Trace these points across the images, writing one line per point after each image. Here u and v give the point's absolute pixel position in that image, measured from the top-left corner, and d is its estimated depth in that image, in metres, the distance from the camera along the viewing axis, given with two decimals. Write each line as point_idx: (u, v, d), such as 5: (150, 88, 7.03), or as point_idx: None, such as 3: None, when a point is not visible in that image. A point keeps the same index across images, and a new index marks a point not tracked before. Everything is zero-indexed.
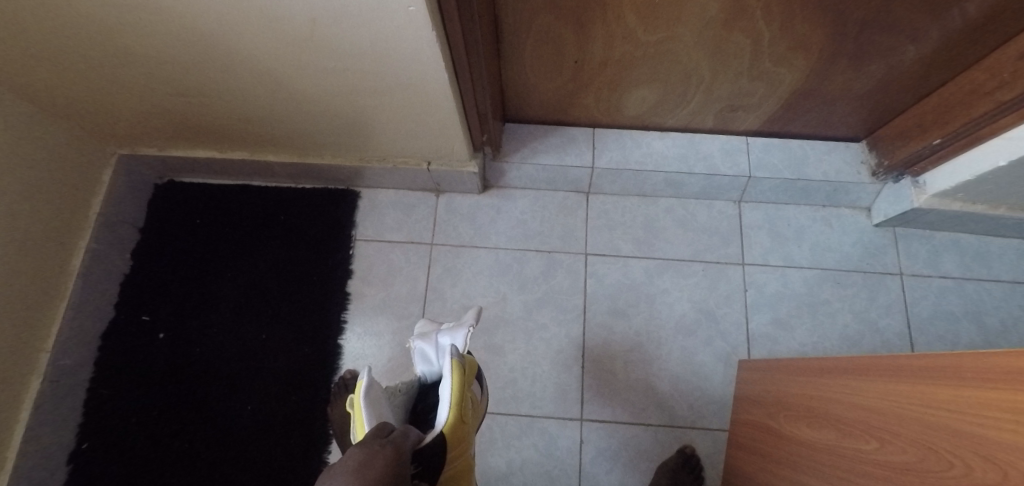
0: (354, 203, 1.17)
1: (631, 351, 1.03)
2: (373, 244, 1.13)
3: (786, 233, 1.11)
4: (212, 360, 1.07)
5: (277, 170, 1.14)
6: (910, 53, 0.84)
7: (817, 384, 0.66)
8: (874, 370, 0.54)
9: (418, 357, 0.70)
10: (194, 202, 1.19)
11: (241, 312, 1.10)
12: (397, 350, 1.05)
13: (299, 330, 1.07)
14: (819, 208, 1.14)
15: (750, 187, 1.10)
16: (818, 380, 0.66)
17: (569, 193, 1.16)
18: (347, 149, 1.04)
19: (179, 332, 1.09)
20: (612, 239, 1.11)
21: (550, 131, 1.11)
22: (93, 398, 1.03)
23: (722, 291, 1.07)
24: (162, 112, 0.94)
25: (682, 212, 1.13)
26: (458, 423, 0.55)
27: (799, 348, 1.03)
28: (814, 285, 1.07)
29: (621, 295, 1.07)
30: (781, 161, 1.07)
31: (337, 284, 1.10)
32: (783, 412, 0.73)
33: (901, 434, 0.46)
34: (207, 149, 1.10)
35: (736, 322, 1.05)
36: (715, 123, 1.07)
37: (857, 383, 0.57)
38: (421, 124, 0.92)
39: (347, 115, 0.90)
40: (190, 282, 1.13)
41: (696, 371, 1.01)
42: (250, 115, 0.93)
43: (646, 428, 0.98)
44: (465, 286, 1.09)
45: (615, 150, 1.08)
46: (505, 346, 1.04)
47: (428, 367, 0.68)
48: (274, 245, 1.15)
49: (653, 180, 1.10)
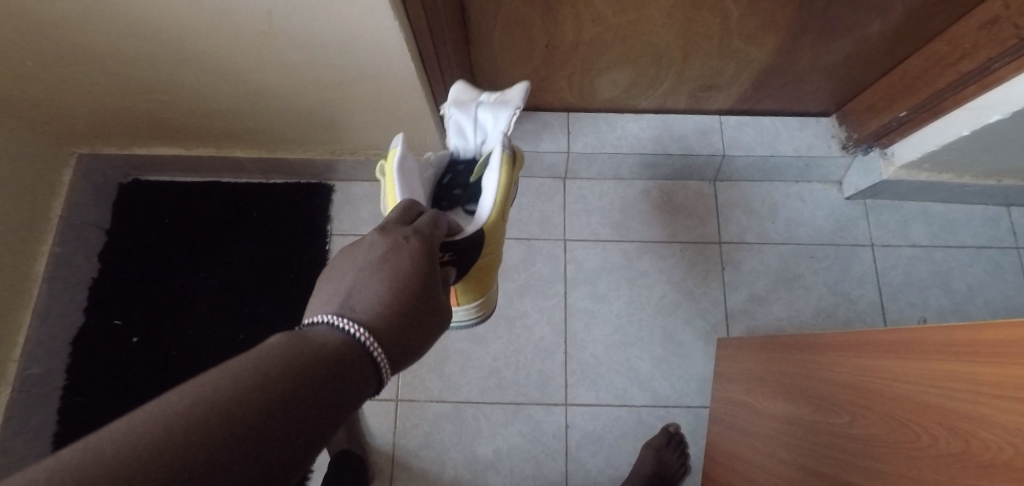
0: (328, 197, 1.14)
1: (613, 334, 1.04)
2: (350, 238, 1.11)
3: (761, 210, 1.13)
4: (189, 362, 1.05)
5: (247, 166, 1.11)
6: (878, 27, 0.84)
7: (791, 359, 0.67)
8: (845, 344, 0.55)
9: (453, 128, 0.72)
10: (160, 202, 1.15)
11: (217, 312, 1.08)
12: None
13: (277, 328, 1.05)
14: (793, 183, 1.15)
15: (724, 166, 1.10)
16: (791, 355, 0.68)
17: (546, 178, 1.15)
18: (318, 142, 1.01)
19: (154, 336, 1.06)
20: (591, 223, 1.11)
21: (524, 116, 1.09)
22: (66, 407, 1.00)
23: (700, 270, 1.08)
24: (122, 110, 0.90)
25: (659, 194, 1.14)
26: (500, 211, 0.64)
27: (776, 322, 1.05)
28: (789, 260, 1.09)
29: (601, 279, 1.07)
30: (754, 138, 1.08)
31: (315, 279, 1.08)
32: (760, 387, 0.74)
33: (871, 407, 0.48)
34: (171, 147, 1.06)
35: (714, 300, 1.06)
36: (688, 103, 1.07)
37: (829, 358, 0.58)
38: (393, 115, 0.90)
39: (315, 108, 0.87)
40: (162, 284, 1.10)
41: (677, 351, 1.03)
42: (214, 111, 0.90)
43: (630, 409, 1.00)
44: None
45: (590, 133, 1.08)
46: (488, 335, 1.04)
47: (462, 141, 0.71)
48: (247, 243, 1.12)
49: (629, 162, 1.10)
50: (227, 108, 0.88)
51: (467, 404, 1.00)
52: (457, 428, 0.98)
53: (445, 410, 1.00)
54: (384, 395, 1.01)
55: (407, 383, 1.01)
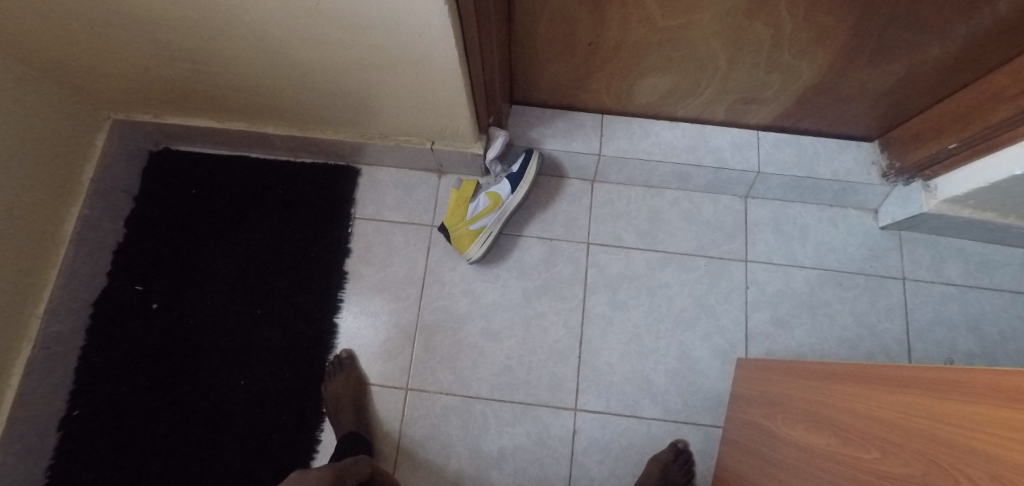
0: (355, 180, 1.14)
1: (628, 343, 1.02)
2: (372, 223, 1.11)
3: (791, 232, 1.10)
4: (205, 333, 1.06)
5: (277, 143, 1.11)
6: (935, 52, 0.81)
7: (819, 389, 0.65)
8: (881, 379, 0.53)
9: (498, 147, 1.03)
10: (190, 173, 1.16)
11: (235, 286, 1.09)
12: (392, 331, 1.04)
13: (294, 307, 1.06)
14: (826, 207, 1.12)
15: (758, 183, 1.08)
16: (820, 384, 0.66)
17: (574, 180, 1.13)
18: (349, 125, 1.01)
19: (173, 304, 1.08)
20: (615, 229, 1.09)
21: (558, 115, 1.08)
22: (84, 367, 1.02)
23: (724, 287, 1.06)
24: (160, 77, 0.91)
25: (688, 205, 1.11)
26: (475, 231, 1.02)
27: (797, 348, 1.03)
28: (816, 286, 1.06)
29: (622, 287, 1.06)
30: (791, 158, 1.06)
31: (335, 261, 1.08)
32: (780, 414, 0.72)
33: (905, 447, 0.46)
34: (204, 118, 1.07)
35: (736, 319, 1.04)
36: (727, 115, 1.05)
37: (862, 391, 0.56)
38: (428, 102, 0.89)
39: (351, 90, 0.87)
40: (184, 254, 1.11)
41: (692, 366, 1.01)
42: (249, 86, 0.91)
43: (640, 421, 0.98)
44: (465, 270, 1.07)
45: (623, 138, 1.06)
46: (502, 333, 1.03)
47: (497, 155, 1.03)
48: (271, 220, 1.13)
49: (661, 170, 1.07)
50: (263, 83, 0.88)
51: (476, 400, 0.99)
52: (464, 422, 0.98)
53: (454, 403, 0.99)
54: (395, 383, 1.01)
55: (418, 373, 1.01)
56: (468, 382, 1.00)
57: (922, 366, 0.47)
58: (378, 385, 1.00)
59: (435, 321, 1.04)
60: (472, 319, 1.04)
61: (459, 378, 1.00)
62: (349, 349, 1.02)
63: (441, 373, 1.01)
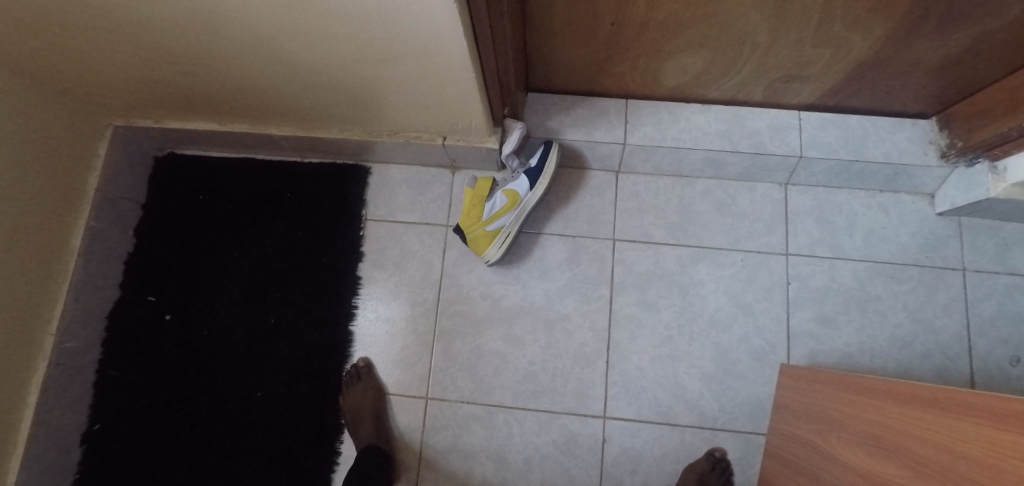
0: (364, 179, 1.09)
1: (660, 346, 0.96)
2: (385, 224, 1.06)
3: (837, 221, 1.01)
4: (219, 345, 1.03)
5: (282, 143, 1.06)
6: (1015, 16, 0.70)
7: (883, 410, 0.58)
8: (950, 405, 0.46)
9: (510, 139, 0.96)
10: (197, 178, 1.13)
11: (246, 294, 1.05)
12: (410, 337, 1.00)
13: (307, 315, 1.02)
14: (876, 193, 1.02)
15: (799, 169, 0.99)
16: (884, 404, 0.59)
17: (597, 171, 1.06)
18: (355, 122, 0.95)
19: (186, 315, 1.06)
20: (643, 224, 1.02)
21: (579, 102, 1.00)
22: (102, 380, 1.02)
23: (762, 283, 0.98)
24: (155, 81, 0.86)
25: (722, 195, 1.03)
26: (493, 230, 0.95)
27: (843, 348, 0.95)
28: (865, 279, 0.98)
29: (651, 286, 0.99)
30: (836, 139, 0.96)
31: (347, 267, 1.04)
32: (832, 433, 0.66)
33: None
34: (205, 121, 1.02)
35: (776, 318, 0.97)
36: (765, 95, 0.96)
37: (931, 416, 0.49)
38: (437, 96, 0.82)
39: (354, 87, 0.81)
40: (194, 262, 1.09)
41: (729, 370, 0.95)
42: (245, 87, 0.85)
43: (673, 428, 0.93)
44: (483, 272, 1.01)
45: (650, 124, 0.98)
46: (524, 337, 0.97)
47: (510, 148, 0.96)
48: (279, 224, 1.08)
49: (692, 158, 0.99)
50: (260, 83, 0.83)
51: (499, 409, 0.94)
52: (488, 432, 0.94)
53: (476, 412, 0.95)
54: (414, 392, 0.97)
55: (437, 382, 0.97)
56: (490, 390, 0.95)
57: (997, 394, 0.40)
58: (397, 395, 0.96)
59: (454, 327, 0.99)
60: (492, 323, 0.99)
61: (481, 386, 0.96)
62: (366, 358, 0.99)
63: (462, 381, 0.96)
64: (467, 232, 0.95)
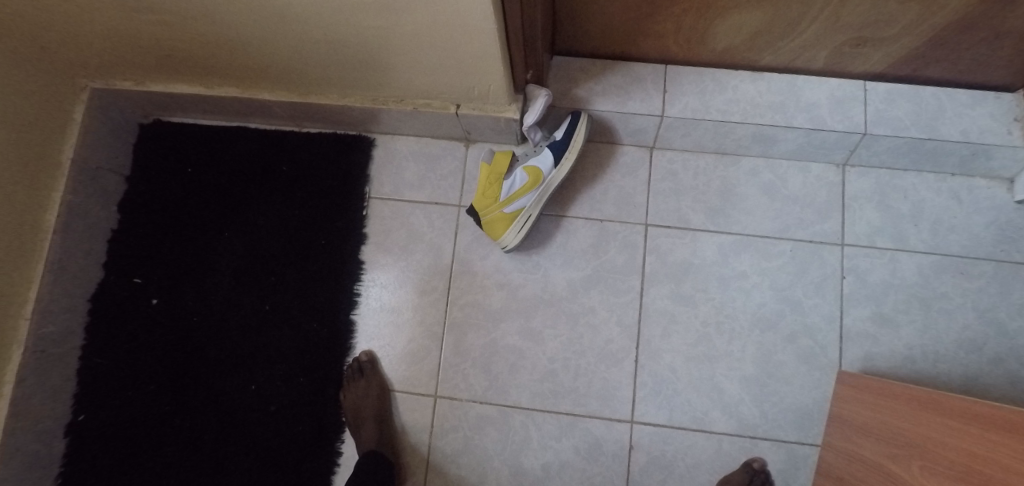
0: (368, 152, 0.98)
1: (695, 345, 0.86)
2: (390, 203, 0.96)
3: (900, 208, 0.89)
4: (210, 332, 0.95)
5: (276, 111, 0.95)
6: None
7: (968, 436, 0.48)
8: None
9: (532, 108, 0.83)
10: (185, 149, 1.03)
11: (239, 277, 0.96)
12: (417, 329, 0.90)
13: (306, 303, 0.93)
14: (947, 176, 0.90)
15: (862, 147, 0.86)
16: (961, 425, 0.49)
17: (628, 147, 0.94)
18: (356, 86, 0.84)
19: (174, 299, 0.97)
20: (679, 207, 0.91)
21: (611, 67, 0.87)
22: (86, 368, 0.95)
23: (814, 277, 0.87)
24: (129, 35, 0.75)
25: (770, 176, 0.91)
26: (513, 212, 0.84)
27: (903, 351, 0.85)
28: (931, 274, 0.86)
29: (687, 278, 0.88)
30: (907, 114, 0.84)
31: (349, 249, 0.94)
32: (903, 458, 0.56)
33: None
34: (190, 83, 0.91)
35: (828, 316, 0.86)
36: (828, 61, 0.83)
37: (1016, 447, 0.39)
38: (451, 56, 0.70)
39: (356, 43, 0.69)
40: (183, 242, 0.99)
41: (774, 372, 0.85)
42: (230, 40, 0.73)
43: (709, 436, 0.83)
44: (499, 258, 0.91)
45: (692, 94, 0.85)
46: (544, 332, 0.88)
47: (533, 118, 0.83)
48: (274, 201, 0.98)
49: (739, 133, 0.87)
50: (244, 34, 0.71)
51: (515, 410, 0.85)
52: (503, 436, 0.85)
53: (489, 413, 0.86)
54: (421, 389, 0.88)
55: (447, 379, 0.88)
56: (505, 389, 0.86)
57: None
58: (403, 392, 0.88)
59: (465, 319, 0.89)
60: (508, 316, 0.89)
61: (495, 385, 0.87)
62: (369, 351, 0.90)
63: (474, 379, 0.87)
64: (484, 216, 0.83)
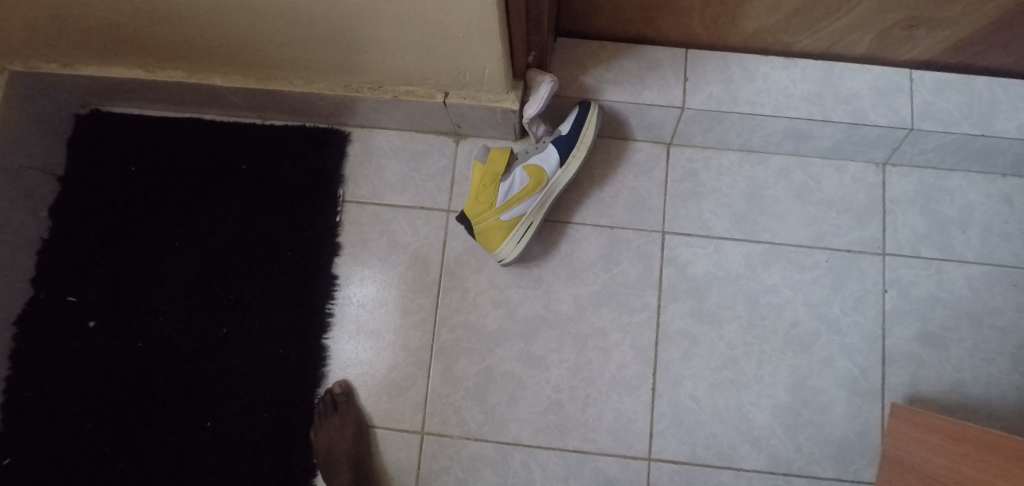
0: (342, 148, 0.85)
1: (720, 370, 0.75)
2: (369, 207, 0.83)
3: (946, 212, 0.79)
4: (157, 360, 0.81)
5: (233, 100, 0.81)
6: None
7: None
8: None
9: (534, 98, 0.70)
10: (129, 145, 0.88)
11: (192, 295, 0.82)
12: (400, 355, 0.78)
13: (269, 324, 0.80)
14: (996, 177, 0.80)
15: (906, 144, 0.76)
16: None
17: (642, 143, 0.82)
18: (325, 70, 0.70)
19: (116, 320, 0.83)
20: (700, 212, 0.79)
21: (625, 50, 0.75)
22: (10, 403, 0.80)
23: (852, 291, 0.77)
24: (38, 4, 0.60)
25: (801, 177, 0.81)
26: (512, 220, 0.72)
27: (952, 375, 0.75)
28: (982, 288, 0.77)
29: (711, 293, 0.77)
30: (959, 107, 0.73)
31: (320, 262, 0.81)
32: None
33: None
34: (127, 65, 0.77)
35: (868, 336, 0.76)
36: (873, 45, 0.72)
37: None
38: (439, 32, 0.57)
39: (321, 15, 0.56)
40: (126, 253, 0.85)
41: (810, 401, 0.74)
42: (164, 10, 0.59)
43: (738, 475, 0.72)
44: (494, 271, 0.79)
45: (717, 82, 0.73)
46: (548, 357, 0.76)
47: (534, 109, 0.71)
48: (233, 206, 0.85)
49: (769, 128, 0.76)
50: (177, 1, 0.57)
51: (515, 448, 0.74)
52: (500, 478, 0.73)
53: (484, 451, 0.74)
54: (406, 425, 0.76)
55: (436, 412, 0.76)
56: (503, 423, 0.75)
57: None
58: (384, 428, 0.76)
59: (456, 343, 0.77)
60: (506, 339, 0.77)
61: (492, 419, 0.75)
62: (344, 381, 0.77)
63: (467, 412, 0.75)
64: (478, 226, 0.71)
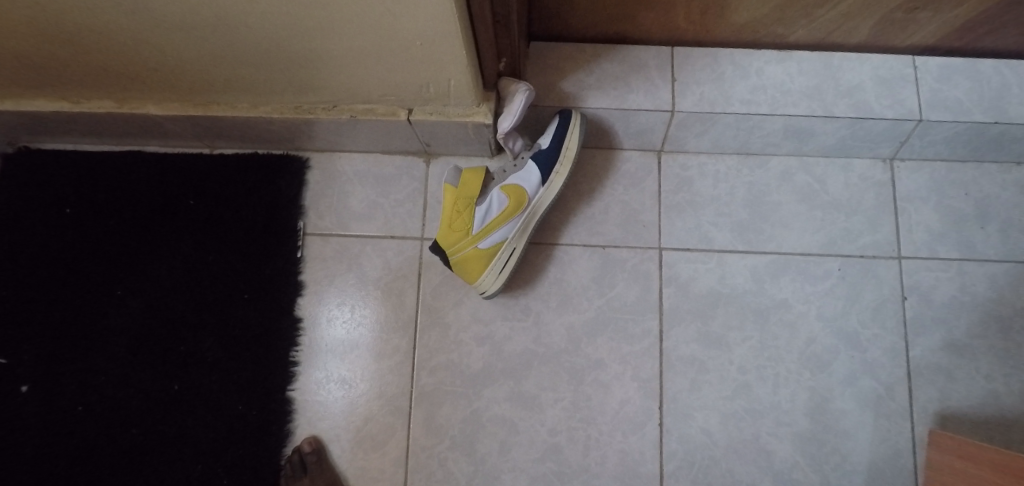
0: (300, 176, 0.77)
1: (734, 398, 0.68)
2: (333, 240, 0.75)
3: (960, 208, 0.73)
4: (99, 427, 0.71)
5: (174, 129, 0.73)
6: None
7: None
8: None
9: (509, 111, 0.63)
10: (60, 183, 0.78)
11: (138, 349, 0.73)
12: (376, 404, 0.70)
13: (227, 378, 0.71)
14: (1010, 166, 0.74)
15: (915, 138, 0.70)
16: None
17: (631, 152, 0.76)
18: (270, 90, 0.62)
19: (50, 384, 0.72)
20: (699, 224, 0.73)
21: (604, 52, 0.68)
22: None
23: (869, 301, 0.70)
24: None
25: (804, 179, 0.74)
26: (492, 247, 0.64)
27: (985, 386, 0.68)
28: (1006, 287, 0.70)
29: (717, 313, 0.70)
30: (970, 93, 0.67)
31: (281, 304, 0.72)
32: None
33: None
34: (47, 97, 0.67)
35: (890, 349, 0.69)
36: (873, 32, 0.66)
37: None
38: (393, 41, 0.49)
39: (251, 27, 0.48)
40: (59, 307, 0.74)
41: (834, 426, 0.67)
42: (69, 32, 0.51)
43: None
44: (476, 304, 0.71)
45: (707, 81, 0.67)
46: (542, 395, 0.68)
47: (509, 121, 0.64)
48: (182, 246, 0.76)
49: (767, 128, 0.69)
50: (75, 18, 0.48)
51: None
52: None
53: None
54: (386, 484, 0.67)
55: (419, 467, 0.67)
56: (496, 476, 0.66)
57: None
58: None
59: (438, 386, 0.69)
60: (493, 379, 0.69)
61: (483, 471, 0.66)
62: (313, 437, 0.69)
63: (454, 464, 0.67)
64: (455, 257, 0.63)
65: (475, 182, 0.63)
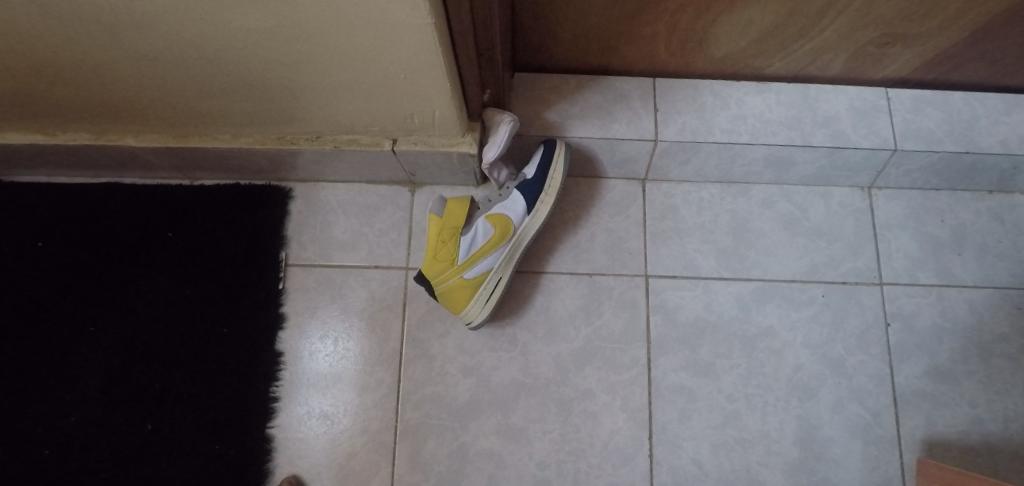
0: (282, 206, 0.76)
1: (723, 427, 0.67)
2: (316, 270, 0.73)
3: (937, 235, 0.75)
4: (64, 471, 0.67)
5: (154, 160, 0.71)
6: None
7: None
8: None
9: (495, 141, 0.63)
10: (33, 216, 0.76)
11: (110, 387, 0.70)
12: (359, 439, 0.67)
13: (203, 416, 0.68)
14: (983, 194, 0.76)
15: (890, 167, 0.72)
16: None
17: (616, 181, 0.76)
18: (253, 122, 0.62)
19: (14, 426, 0.68)
20: (684, 252, 0.73)
21: (588, 84, 0.69)
22: None
23: (853, 327, 0.71)
24: None
25: (786, 206, 0.75)
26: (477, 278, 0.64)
27: (969, 411, 0.68)
28: (985, 313, 0.72)
29: (704, 342, 0.70)
30: (941, 124, 0.69)
31: (262, 339, 0.70)
32: None
33: None
34: (22, 130, 0.66)
35: (876, 375, 0.70)
36: (847, 66, 0.68)
37: None
38: (377, 75, 0.49)
39: (234, 61, 0.48)
40: (26, 345, 0.71)
41: (824, 455, 0.67)
42: (46, 66, 0.50)
43: None
44: (462, 334, 0.70)
45: (689, 112, 0.68)
46: (529, 428, 0.67)
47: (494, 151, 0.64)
48: (159, 279, 0.74)
49: (748, 158, 0.70)
50: (53, 51, 0.47)
51: None
52: None
53: None
54: None
55: None
56: None
57: None
58: None
59: (423, 421, 0.67)
60: (479, 412, 0.67)
61: None
62: (293, 476, 0.66)
63: None
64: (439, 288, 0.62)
65: (460, 212, 0.62)
